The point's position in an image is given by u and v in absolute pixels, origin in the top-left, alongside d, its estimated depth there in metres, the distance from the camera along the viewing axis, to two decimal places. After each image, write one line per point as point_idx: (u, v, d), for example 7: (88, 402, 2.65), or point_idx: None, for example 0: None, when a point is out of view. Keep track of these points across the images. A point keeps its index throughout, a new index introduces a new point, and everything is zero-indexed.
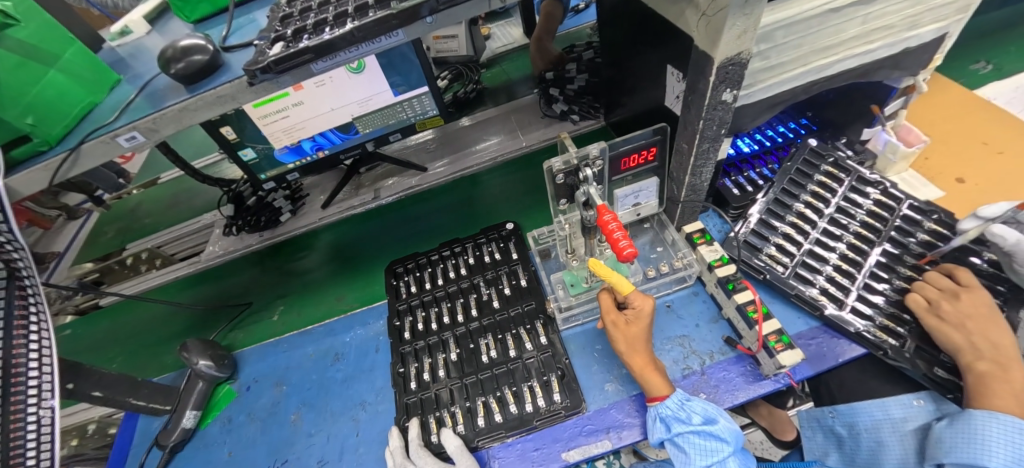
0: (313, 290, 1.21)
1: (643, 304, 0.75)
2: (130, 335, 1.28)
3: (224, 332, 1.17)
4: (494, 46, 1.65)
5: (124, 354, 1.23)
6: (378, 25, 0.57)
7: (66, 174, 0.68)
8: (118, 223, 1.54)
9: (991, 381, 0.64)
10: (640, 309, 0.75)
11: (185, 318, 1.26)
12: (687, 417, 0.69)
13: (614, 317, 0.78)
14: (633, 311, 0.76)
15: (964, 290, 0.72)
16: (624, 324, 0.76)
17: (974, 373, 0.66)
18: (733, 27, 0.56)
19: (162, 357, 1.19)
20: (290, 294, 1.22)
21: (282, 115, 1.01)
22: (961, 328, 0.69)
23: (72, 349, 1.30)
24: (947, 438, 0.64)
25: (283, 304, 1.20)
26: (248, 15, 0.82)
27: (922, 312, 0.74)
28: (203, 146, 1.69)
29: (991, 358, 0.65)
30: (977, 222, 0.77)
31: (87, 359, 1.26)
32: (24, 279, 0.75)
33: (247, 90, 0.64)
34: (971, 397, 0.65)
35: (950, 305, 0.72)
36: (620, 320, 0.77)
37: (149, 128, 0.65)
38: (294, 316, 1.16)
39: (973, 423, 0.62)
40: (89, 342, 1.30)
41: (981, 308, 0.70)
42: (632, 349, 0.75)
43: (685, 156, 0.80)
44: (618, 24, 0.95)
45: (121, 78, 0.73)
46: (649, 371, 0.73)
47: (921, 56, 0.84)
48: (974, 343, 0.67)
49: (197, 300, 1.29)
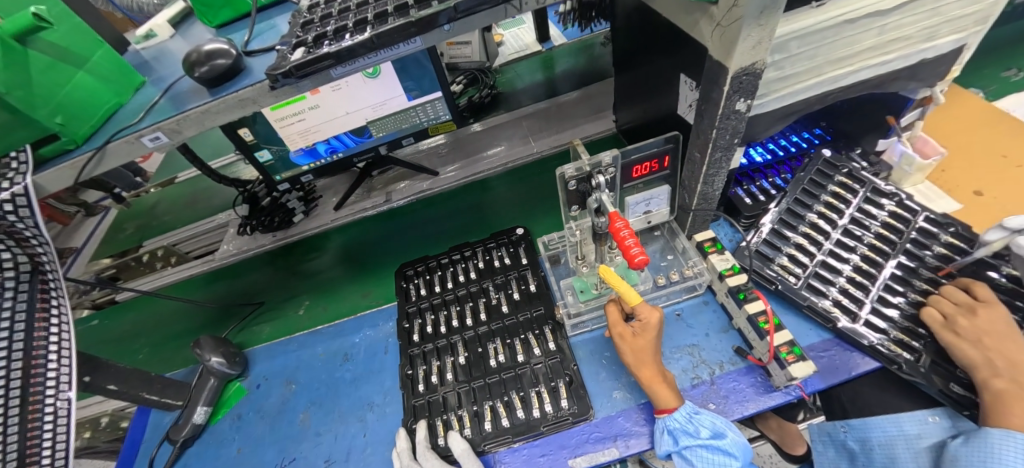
0: (324, 291, 1.22)
1: (650, 317, 0.75)
2: (152, 329, 1.30)
3: (237, 328, 1.19)
4: (506, 52, 1.66)
5: (149, 346, 1.26)
6: (396, 33, 0.59)
7: (91, 172, 0.71)
8: (137, 220, 1.57)
9: (1009, 399, 0.62)
10: (646, 322, 0.75)
11: (197, 316, 1.28)
12: (695, 430, 0.68)
13: (620, 329, 0.78)
14: (640, 323, 0.76)
15: (980, 305, 0.71)
16: (630, 337, 0.77)
17: (991, 390, 0.64)
18: (747, 38, 0.56)
19: (175, 353, 1.22)
20: (302, 294, 1.24)
21: (298, 118, 1.03)
22: (977, 343, 0.68)
23: (92, 341, 1.33)
24: (962, 457, 0.63)
25: (310, 299, 1.22)
26: (269, 20, 0.84)
27: (937, 327, 0.73)
28: (220, 147, 1.72)
29: (1008, 375, 0.64)
30: (1002, 233, 0.74)
31: (106, 352, 1.29)
32: (47, 273, 0.77)
33: (268, 93, 0.66)
34: (988, 414, 0.64)
35: (967, 320, 0.70)
36: (627, 333, 0.78)
37: (172, 129, 0.67)
38: (320, 311, 1.18)
39: (991, 444, 0.60)
40: (114, 333, 1.33)
41: (998, 324, 0.69)
42: (639, 361, 0.75)
43: (697, 165, 0.80)
44: (631, 32, 0.96)
45: (145, 80, 0.76)
46: (656, 383, 0.72)
47: (938, 67, 0.83)
48: (990, 360, 0.66)
49: (208, 298, 1.31)
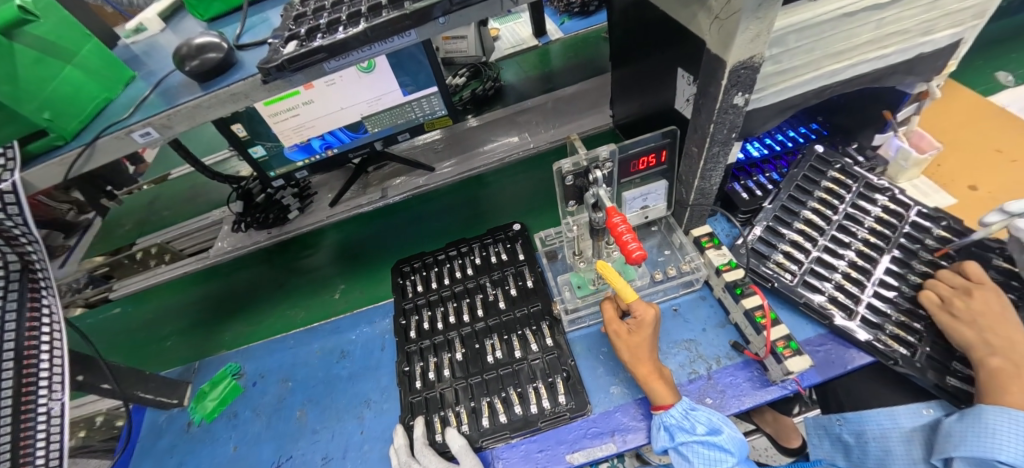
0: (333, 286, 1.22)
1: (645, 313, 0.75)
2: (173, 318, 1.29)
3: (243, 326, 1.20)
4: (502, 47, 1.66)
5: (178, 334, 1.24)
6: (391, 25, 0.58)
7: (81, 169, 0.69)
8: (136, 216, 1.56)
9: (1004, 378, 0.63)
10: (642, 319, 0.75)
11: (214, 307, 1.27)
12: (691, 426, 0.68)
13: (616, 327, 0.78)
14: (635, 320, 0.76)
15: (976, 287, 0.72)
16: (627, 334, 0.76)
17: (987, 369, 0.65)
18: (746, 30, 0.56)
19: (197, 345, 1.19)
20: (334, 279, 1.24)
21: (292, 114, 1.03)
22: (974, 324, 0.69)
23: (104, 335, 1.31)
24: (956, 432, 0.63)
25: (344, 283, 1.22)
26: (261, 13, 0.83)
27: (935, 309, 0.74)
28: (214, 143, 1.70)
29: (1004, 354, 0.65)
30: (1001, 216, 0.76)
31: (128, 345, 1.27)
32: (37, 272, 0.76)
33: (261, 88, 0.65)
34: (982, 392, 0.64)
35: (962, 302, 0.72)
36: (622, 330, 0.78)
37: (163, 124, 0.65)
38: (358, 295, 1.18)
39: (982, 417, 0.61)
40: (133, 324, 1.32)
41: (995, 304, 0.69)
42: (636, 358, 0.75)
43: (695, 160, 0.80)
44: (628, 24, 0.95)
45: (135, 74, 0.75)
46: (654, 380, 0.72)
47: (935, 62, 0.83)
48: (987, 340, 0.66)
49: (220, 292, 1.31)
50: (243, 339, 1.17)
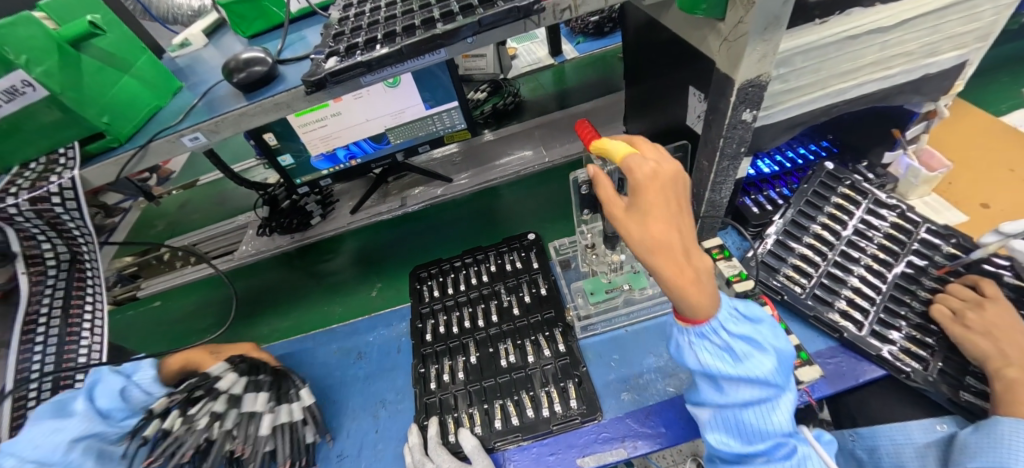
0: (370, 284, 1.26)
1: (644, 173, 0.53)
2: (212, 310, 1.34)
3: (276, 323, 1.24)
4: (519, 65, 1.72)
5: (219, 325, 1.29)
6: (420, 45, 0.63)
7: (133, 169, 0.75)
8: (167, 218, 1.64)
9: (1019, 389, 0.63)
10: (644, 183, 0.53)
11: (249, 301, 1.33)
12: (735, 353, 0.57)
13: (615, 207, 0.55)
14: (641, 188, 0.53)
15: (988, 301, 0.73)
16: (630, 215, 0.54)
17: (1004, 380, 0.65)
18: (753, 51, 0.60)
19: (238, 337, 1.24)
20: (371, 278, 1.28)
21: (320, 124, 1.09)
22: (987, 335, 0.70)
23: (140, 335, 1.34)
24: (971, 444, 0.63)
25: (380, 282, 1.26)
26: (298, 32, 0.90)
27: (948, 322, 0.75)
28: (242, 152, 1.79)
29: (1021, 365, 0.65)
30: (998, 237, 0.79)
31: (167, 338, 1.31)
32: (84, 264, 0.85)
33: (301, 98, 0.70)
34: (998, 404, 0.64)
35: (975, 314, 0.73)
36: (619, 198, 0.57)
37: (210, 129, 0.71)
38: (392, 293, 1.22)
39: (998, 429, 0.60)
40: (173, 318, 1.36)
41: (1007, 318, 0.71)
42: (655, 246, 0.51)
43: (705, 172, 0.83)
44: (641, 44, 1.00)
45: (182, 86, 0.82)
46: (689, 286, 0.53)
47: (941, 82, 0.85)
48: (1003, 351, 0.67)
49: (250, 289, 1.36)
50: (279, 333, 1.21)
